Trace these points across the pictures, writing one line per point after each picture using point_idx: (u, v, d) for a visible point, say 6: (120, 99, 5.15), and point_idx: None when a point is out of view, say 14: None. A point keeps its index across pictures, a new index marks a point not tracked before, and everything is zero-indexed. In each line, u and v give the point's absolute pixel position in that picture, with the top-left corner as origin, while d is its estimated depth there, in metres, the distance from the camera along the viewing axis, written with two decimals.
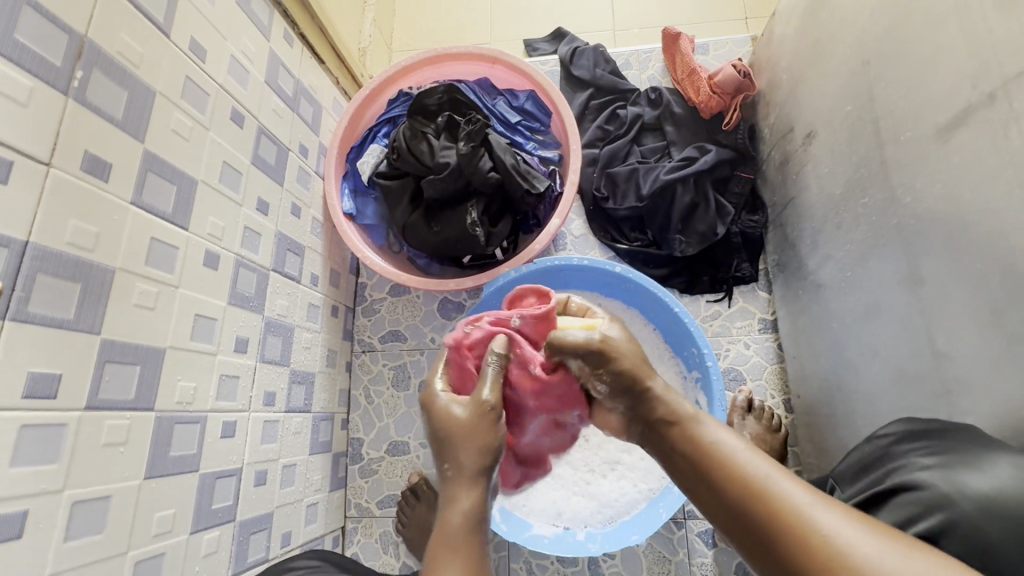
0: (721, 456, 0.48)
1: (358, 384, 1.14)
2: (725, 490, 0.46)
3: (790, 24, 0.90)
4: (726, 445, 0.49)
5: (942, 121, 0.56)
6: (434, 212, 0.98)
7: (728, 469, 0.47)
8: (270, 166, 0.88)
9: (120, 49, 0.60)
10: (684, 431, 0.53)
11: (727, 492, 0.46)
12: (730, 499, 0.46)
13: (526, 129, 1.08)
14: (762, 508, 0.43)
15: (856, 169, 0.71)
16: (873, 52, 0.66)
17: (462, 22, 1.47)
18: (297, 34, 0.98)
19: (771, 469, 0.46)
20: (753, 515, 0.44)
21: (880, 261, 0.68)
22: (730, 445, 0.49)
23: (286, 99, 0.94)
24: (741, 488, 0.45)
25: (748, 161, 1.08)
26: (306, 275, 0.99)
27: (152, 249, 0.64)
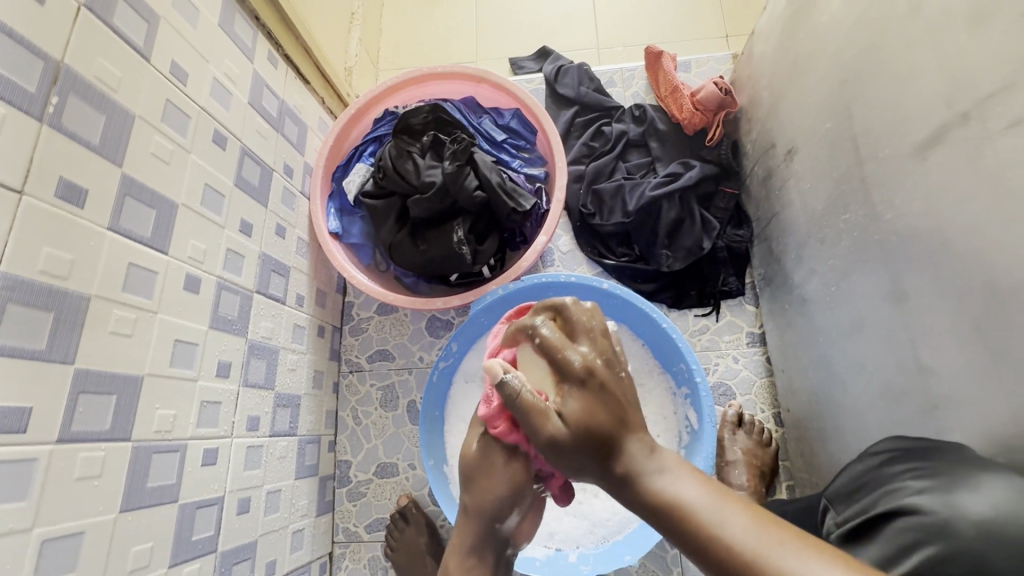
0: (693, 519, 0.45)
1: (345, 405, 1.12)
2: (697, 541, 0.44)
3: (768, 42, 0.92)
4: (691, 498, 0.46)
5: (919, 139, 0.56)
6: (420, 230, 0.98)
7: (704, 527, 0.44)
8: (253, 187, 0.88)
9: (98, 73, 0.59)
10: (641, 481, 0.49)
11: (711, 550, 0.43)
12: (716, 562, 0.43)
13: (511, 146, 1.08)
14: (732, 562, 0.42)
15: (837, 185, 0.71)
16: (847, 70, 0.67)
17: (448, 41, 1.49)
18: (282, 55, 0.98)
19: (755, 539, 0.42)
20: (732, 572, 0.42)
21: (864, 275, 0.68)
22: (698, 501, 0.46)
23: (270, 119, 0.93)
24: (719, 553, 0.43)
25: (732, 176, 1.09)
26: (291, 295, 0.98)
27: (129, 275, 0.62)
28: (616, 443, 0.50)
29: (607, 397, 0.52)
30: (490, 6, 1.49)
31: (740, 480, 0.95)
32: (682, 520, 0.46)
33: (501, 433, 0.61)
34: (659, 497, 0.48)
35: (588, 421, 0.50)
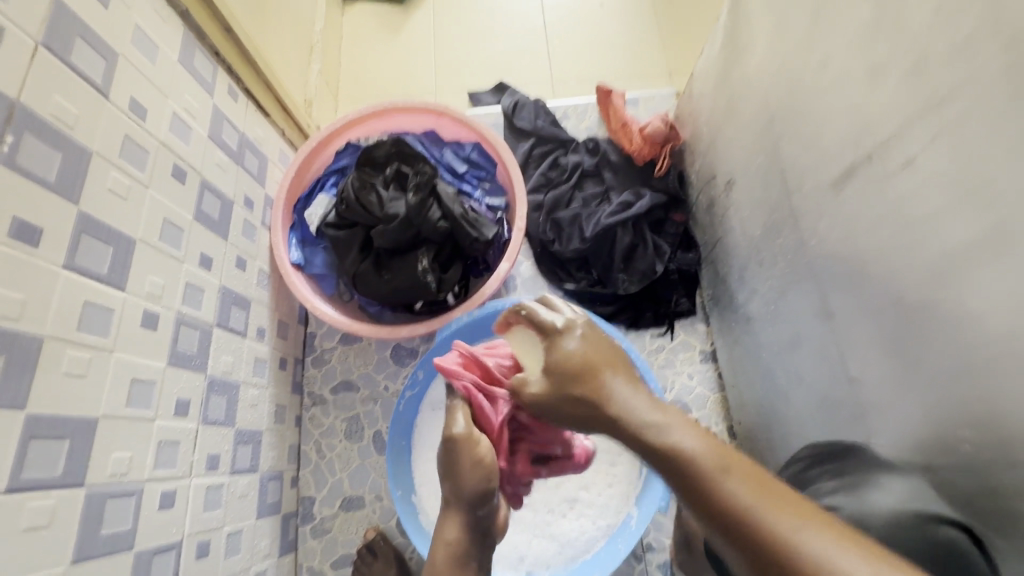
0: (688, 466, 0.45)
1: (309, 438, 1.10)
2: (688, 486, 0.45)
3: (705, 83, 1.00)
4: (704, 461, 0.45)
5: (834, 175, 0.63)
6: (384, 260, 0.99)
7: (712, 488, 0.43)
8: (213, 221, 0.87)
9: (55, 111, 0.59)
10: (637, 425, 0.49)
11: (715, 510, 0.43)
12: (702, 504, 0.44)
13: (473, 178, 1.12)
14: (720, 511, 0.43)
15: (770, 214, 0.79)
16: (772, 112, 0.75)
17: (407, 74, 1.53)
18: (242, 89, 0.99)
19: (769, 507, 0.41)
20: (719, 516, 0.42)
21: (798, 296, 0.75)
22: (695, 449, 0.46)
23: (230, 153, 0.93)
24: (708, 498, 0.43)
25: (680, 205, 1.17)
26: (252, 328, 0.96)
27: (85, 313, 0.61)
28: (613, 401, 0.51)
29: (599, 353, 0.55)
30: (448, 42, 1.55)
31: None
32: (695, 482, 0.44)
33: (466, 388, 0.71)
34: (657, 440, 0.48)
35: (580, 369, 0.54)
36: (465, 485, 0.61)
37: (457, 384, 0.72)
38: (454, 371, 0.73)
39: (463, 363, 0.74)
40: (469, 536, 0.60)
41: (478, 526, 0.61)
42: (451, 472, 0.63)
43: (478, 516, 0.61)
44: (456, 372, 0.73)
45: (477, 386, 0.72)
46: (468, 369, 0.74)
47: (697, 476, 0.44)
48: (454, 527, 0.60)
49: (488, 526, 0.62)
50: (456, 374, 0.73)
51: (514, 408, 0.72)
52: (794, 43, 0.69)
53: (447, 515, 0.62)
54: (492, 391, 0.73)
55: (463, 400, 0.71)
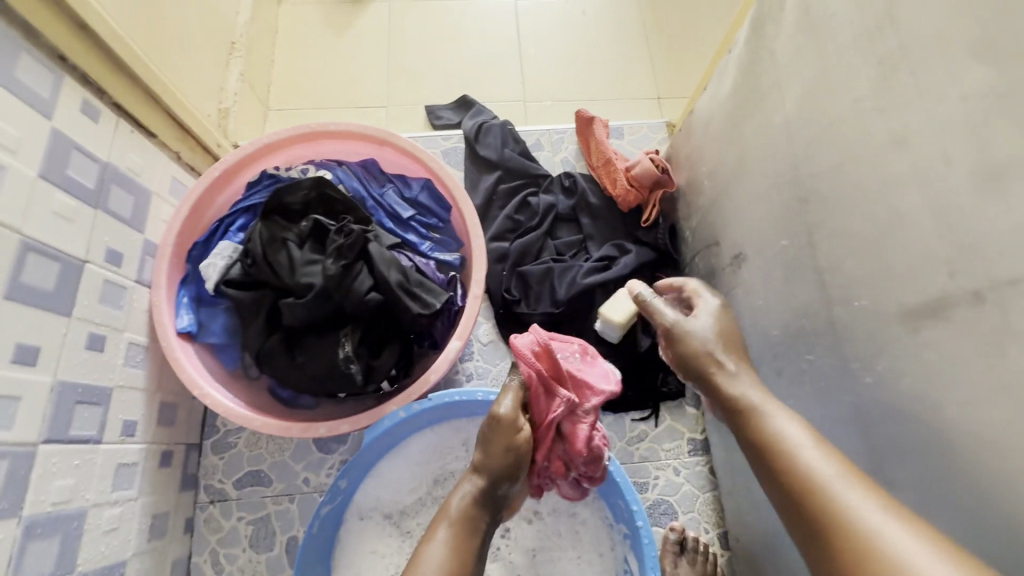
0: (820, 487, 0.49)
1: (202, 547, 0.87)
2: (817, 509, 0.48)
3: (708, 126, 0.81)
4: (818, 466, 0.50)
5: (910, 304, 0.45)
6: (298, 337, 0.76)
7: (821, 493, 0.48)
8: (45, 293, 0.63)
9: None
10: (777, 447, 0.53)
11: (811, 508, 0.48)
12: (824, 522, 0.47)
13: (420, 225, 0.89)
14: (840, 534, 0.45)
15: (797, 318, 0.60)
16: (805, 188, 0.57)
17: (352, 81, 1.29)
18: (108, 105, 0.74)
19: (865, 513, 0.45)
20: (835, 535, 0.46)
21: (831, 431, 0.57)
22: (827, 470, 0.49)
23: (82, 193, 0.69)
24: (830, 519, 0.46)
25: (669, 263, 0.98)
26: (113, 426, 0.72)
27: None
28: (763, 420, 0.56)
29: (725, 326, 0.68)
30: (403, 44, 1.31)
31: None
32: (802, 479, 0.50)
33: (532, 374, 0.67)
34: (794, 461, 0.51)
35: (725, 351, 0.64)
36: (495, 459, 0.64)
37: (524, 366, 0.67)
38: (523, 352, 0.67)
39: (536, 349, 0.68)
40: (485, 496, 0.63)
41: (493, 498, 0.64)
42: (486, 447, 0.65)
43: (495, 494, 0.64)
44: (526, 352, 0.67)
45: (541, 375, 0.67)
46: (540, 357, 0.68)
47: (823, 499, 0.48)
48: (469, 486, 0.64)
49: (502, 505, 0.65)
50: (527, 356, 0.67)
51: (569, 412, 0.68)
52: (849, 105, 0.50)
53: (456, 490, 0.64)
54: (553, 386, 0.67)
55: (520, 386, 0.68)
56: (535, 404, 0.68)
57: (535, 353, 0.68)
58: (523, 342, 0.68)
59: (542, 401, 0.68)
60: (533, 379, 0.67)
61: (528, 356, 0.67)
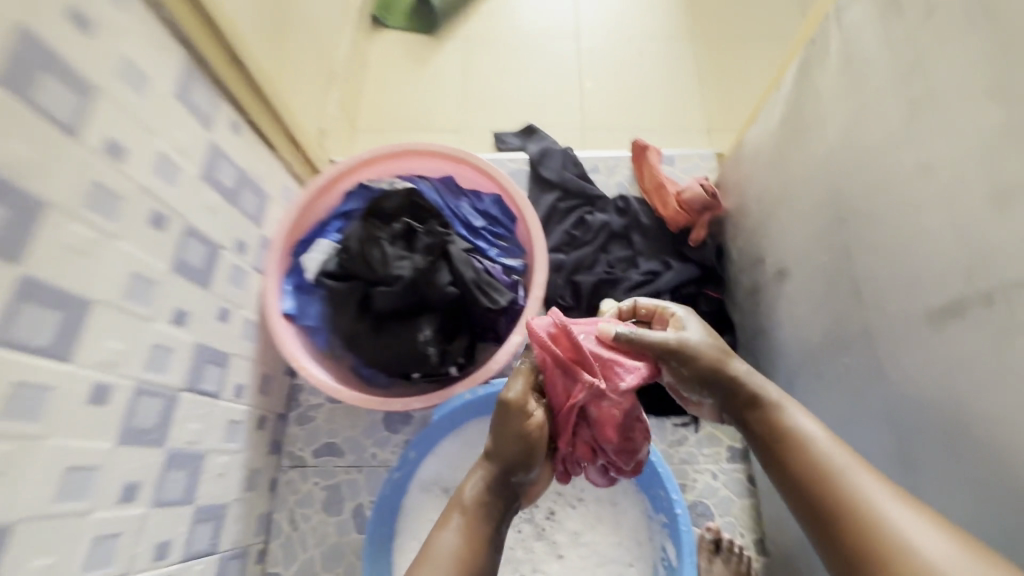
0: (835, 478, 0.54)
1: (282, 506, 0.99)
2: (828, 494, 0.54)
3: (757, 155, 0.90)
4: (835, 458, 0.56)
5: (934, 306, 0.51)
6: (383, 323, 0.89)
7: (841, 484, 0.54)
8: (195, 269, 0.78)
9: (5, 159, 0.49)
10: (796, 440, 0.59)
11: (827, 501, 0.53)
12: (835, 506, 0.53)
13: (490, 234, 1.01)
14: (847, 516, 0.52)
15: (835, 325, 0.67)
16: (843, 209, 0.65)
17: (430, 108, 1.45)
18: (247, 123, 0.91)
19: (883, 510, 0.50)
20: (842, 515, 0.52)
21: (862, 428, 0.63)
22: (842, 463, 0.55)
23: (224, 192, 0.84)
24: (842, 502, 0.53)
25: (714, 280, 1.05)
26: (228, 387, 0.86)
27: (10, 397, 0.51)
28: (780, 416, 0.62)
29: (710, 332, 0.70)
30: (476, 77, 1.47)
31: None
32: (820, 475, 0.55)
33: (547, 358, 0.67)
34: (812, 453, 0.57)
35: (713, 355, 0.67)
36: (509, 449, 0.66)
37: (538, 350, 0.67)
38: (536, 336, 0.67)
39: (553, 331, 0.67)
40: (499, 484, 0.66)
41: (507, 486, 0.67)
42: (498, 434, 0.67)
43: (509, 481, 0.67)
44: (540, 335, 0.67)
45: (559, 359, 0.66)
46: (557, 340, 0.67)
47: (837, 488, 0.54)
48: (483, 475, 0.67)
49: (519, 492, 0.68)
50: (542, 339, 0.67)
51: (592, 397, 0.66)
52: (882, 138, 0.58)
53: (471, 475, 0.67)
54: (575, 369, 0.66)
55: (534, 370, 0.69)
56: (552, 387, 0.68)
57: (551, 336, 0.67)
58: (538, 325, 0.68)
59: (561, 384, 0.67)
60: (548, 363, 0.67)
61: (543, 339, 0.67)
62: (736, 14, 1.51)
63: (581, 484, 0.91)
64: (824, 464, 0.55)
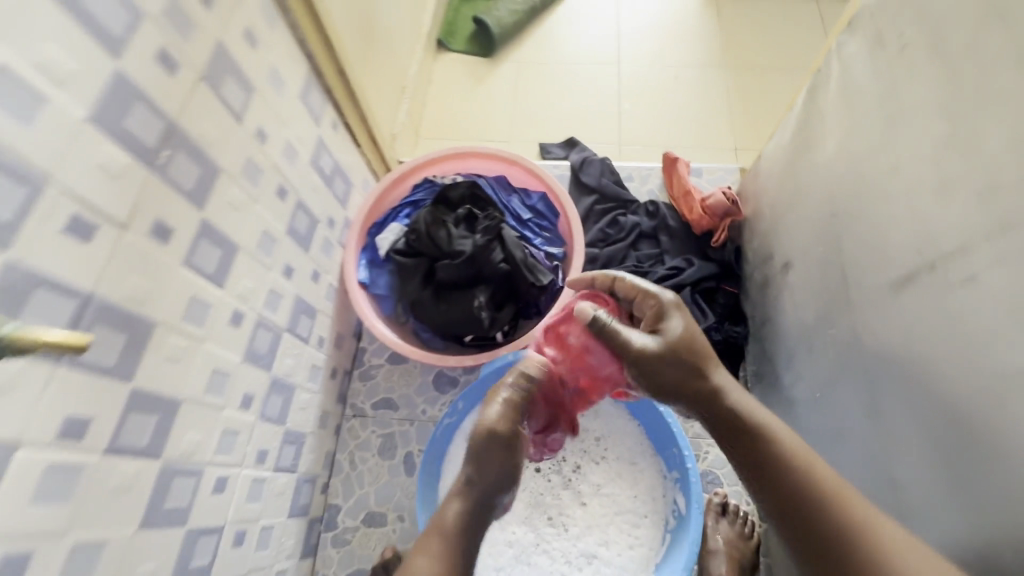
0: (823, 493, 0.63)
1: (344, 448, 1.15)
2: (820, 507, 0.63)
3: (772, 165, 1.03)
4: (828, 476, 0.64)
5: (896, 277, 0.65)
6: (444, 291, 1.06)
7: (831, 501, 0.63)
8: (301, 235, 0.96)
9: (201, 133, 0.68)
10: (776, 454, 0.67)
11: (809, 505, 0.63)
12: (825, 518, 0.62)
13: (536, 226, 1.17)
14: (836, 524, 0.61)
15: (826, 304, 0.80)
16: (836, 206, 0.78)
17: (484, 120, 1.64)
18: (342, 123, 1.10)
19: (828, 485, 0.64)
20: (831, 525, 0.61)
21: (845, 387, 0.76)
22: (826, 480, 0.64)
23: (324, 176, 1.04)
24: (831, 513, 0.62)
25: (732, 277, 1.19)
26: (314, 336, 1.04)
27: (190, 306, 0.69)
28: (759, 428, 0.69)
29: (691, 330, 0.75)
30: (526, 95, 1.66)
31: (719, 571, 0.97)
32: (784, 460, 0.66)
33: None
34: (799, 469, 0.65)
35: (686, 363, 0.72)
36: (489, 474, 0.65)
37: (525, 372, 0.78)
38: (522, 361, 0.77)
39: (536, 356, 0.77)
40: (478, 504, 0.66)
41: (479, 510, 0.66)
42: (479, 461, 0.65)
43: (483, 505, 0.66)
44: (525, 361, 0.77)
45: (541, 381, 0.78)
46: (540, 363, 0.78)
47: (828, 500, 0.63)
48: (456, 502, 0.66)
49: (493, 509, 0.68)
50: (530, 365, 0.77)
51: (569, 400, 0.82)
52: (865, 146, 0.72)
53: (454, 493, 0.67)
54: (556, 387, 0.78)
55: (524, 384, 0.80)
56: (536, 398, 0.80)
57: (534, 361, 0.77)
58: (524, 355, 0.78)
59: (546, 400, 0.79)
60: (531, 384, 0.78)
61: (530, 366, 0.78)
62: (762, 44, 1.66)
63: (605, 444, 1.05)
64: (805, 476, 0.64)
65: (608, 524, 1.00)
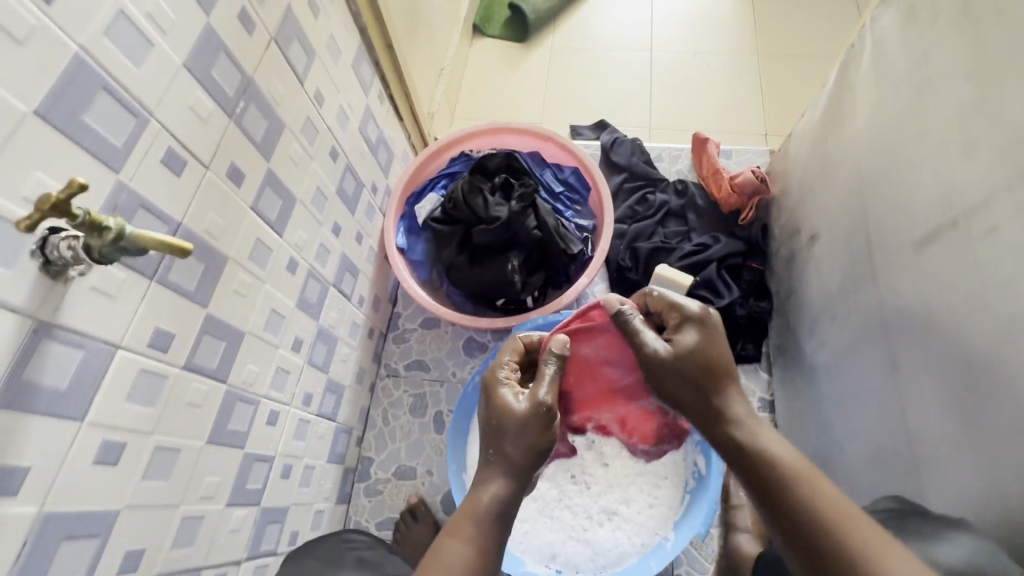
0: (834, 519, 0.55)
1: (378, 405, 1.22)
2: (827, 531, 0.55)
3: (802, 142, 1.06)
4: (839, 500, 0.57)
5: (918, 236, 0.67)
6: (478, 256, 1.11)
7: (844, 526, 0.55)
8: (348, 197, 1.03)
9: (270, 89, 0.75)
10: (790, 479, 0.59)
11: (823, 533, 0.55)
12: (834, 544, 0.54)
13: (567, 199, 1.22)
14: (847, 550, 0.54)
15: (849, 270, 0.83)
16: (863, 176, 0.81)
17: (517, 103, 1.69)
18: (387, 95, 1.16)
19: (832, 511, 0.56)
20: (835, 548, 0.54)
21: (866, 348, 0.78)
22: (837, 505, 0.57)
23: (370, 144, 1.10)
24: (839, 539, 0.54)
25: (758, 254, 1.21)
26: (355, 295, 1.10)
27: (255, 247, 0.75)
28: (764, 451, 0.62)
29: (708, 344, 0.68)
30: (559, 79, 1.70)
31: (745, 523, 0.99)
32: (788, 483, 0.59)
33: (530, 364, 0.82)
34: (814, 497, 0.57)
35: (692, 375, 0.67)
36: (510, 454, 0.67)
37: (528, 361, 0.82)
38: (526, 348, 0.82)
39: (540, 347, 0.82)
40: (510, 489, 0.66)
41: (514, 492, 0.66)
42: (495, 441, 0.68)
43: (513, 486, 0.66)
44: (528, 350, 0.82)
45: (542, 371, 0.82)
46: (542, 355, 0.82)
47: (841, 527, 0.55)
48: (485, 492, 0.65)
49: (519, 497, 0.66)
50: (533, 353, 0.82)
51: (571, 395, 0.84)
52: (894, 114, 0.74)
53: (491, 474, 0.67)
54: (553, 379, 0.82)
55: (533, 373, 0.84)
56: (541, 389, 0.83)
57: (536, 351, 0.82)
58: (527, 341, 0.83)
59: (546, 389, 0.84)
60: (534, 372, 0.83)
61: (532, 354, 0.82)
62: (794, 31, 1.67)
63: None
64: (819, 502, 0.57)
65: (630, 484, 1.02)
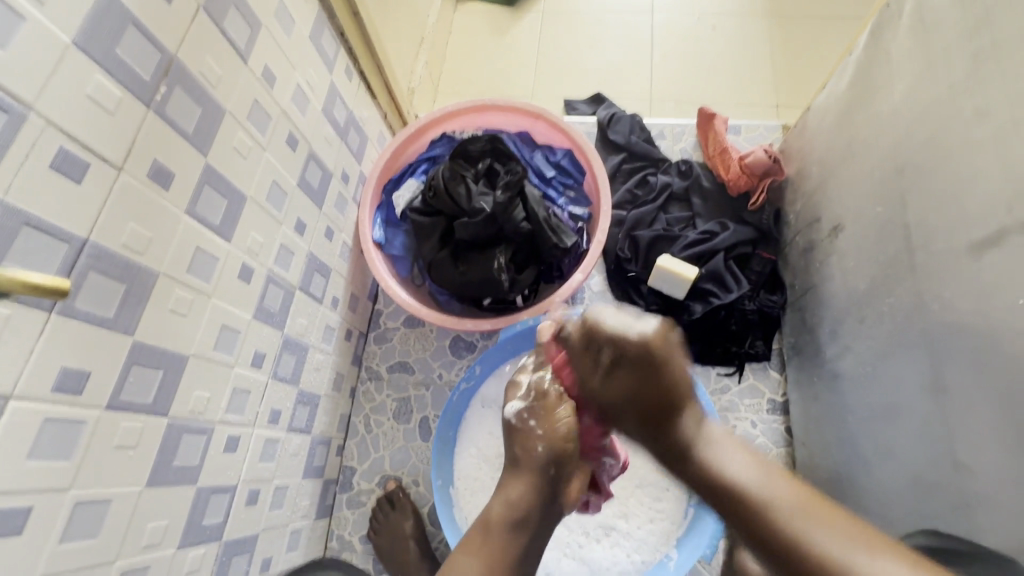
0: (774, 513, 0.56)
1: (359, 411, 1.13)
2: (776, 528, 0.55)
3: (823, 119, 0.93)
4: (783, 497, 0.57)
5: (976, 239, 0.59)
6: (461, 252, 1.01)
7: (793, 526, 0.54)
8: (313, 189, 0.91)
9: (203, 70, 0.63)
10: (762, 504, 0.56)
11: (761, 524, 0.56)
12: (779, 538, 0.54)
13: (559, 185, 1.11)
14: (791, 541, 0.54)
15: (884, 269, 0.74)
16: (904, 162, 0.70)
17: (508, 75, 1.55)
18: (356, 70, 1.03)
19: (795, 500, 0.56)
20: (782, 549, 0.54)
21: (906, 359, 0.70)
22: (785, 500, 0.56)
23: (337, 128, 0.98)
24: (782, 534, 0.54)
25: (770, 242, 1.11)
26: (328, 297, 1.00)
27: (195, 258, 0.64)
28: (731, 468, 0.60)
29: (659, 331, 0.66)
30: (552, 47, 1.55)
31: None
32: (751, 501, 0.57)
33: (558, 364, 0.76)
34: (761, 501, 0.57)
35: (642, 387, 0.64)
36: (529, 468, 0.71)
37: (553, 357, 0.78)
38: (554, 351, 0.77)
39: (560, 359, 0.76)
40: (530, 495, 0.70)
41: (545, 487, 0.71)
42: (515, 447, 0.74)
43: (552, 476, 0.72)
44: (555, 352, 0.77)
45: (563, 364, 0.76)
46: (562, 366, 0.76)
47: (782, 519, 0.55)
48: (519, 487, 0.71)
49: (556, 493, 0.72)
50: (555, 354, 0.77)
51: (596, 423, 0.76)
52: (946, 91, 0.63)
53: (514, 481, 0.72)
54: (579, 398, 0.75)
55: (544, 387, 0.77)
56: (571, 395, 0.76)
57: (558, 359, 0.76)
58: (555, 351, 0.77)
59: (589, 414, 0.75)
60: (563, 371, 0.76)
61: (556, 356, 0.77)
62: None
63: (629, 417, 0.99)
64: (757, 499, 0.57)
65: (630, 497, 0.96)
